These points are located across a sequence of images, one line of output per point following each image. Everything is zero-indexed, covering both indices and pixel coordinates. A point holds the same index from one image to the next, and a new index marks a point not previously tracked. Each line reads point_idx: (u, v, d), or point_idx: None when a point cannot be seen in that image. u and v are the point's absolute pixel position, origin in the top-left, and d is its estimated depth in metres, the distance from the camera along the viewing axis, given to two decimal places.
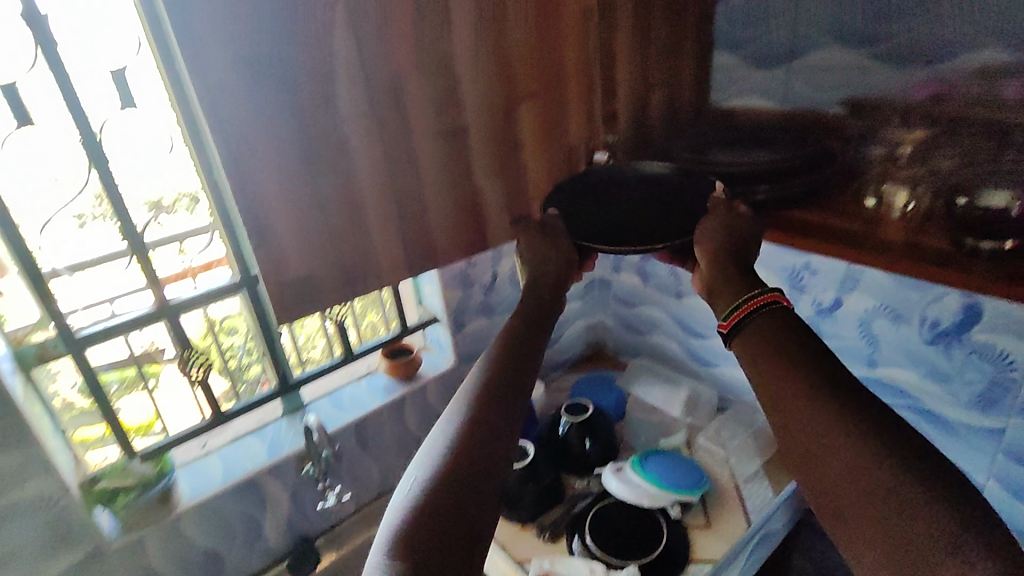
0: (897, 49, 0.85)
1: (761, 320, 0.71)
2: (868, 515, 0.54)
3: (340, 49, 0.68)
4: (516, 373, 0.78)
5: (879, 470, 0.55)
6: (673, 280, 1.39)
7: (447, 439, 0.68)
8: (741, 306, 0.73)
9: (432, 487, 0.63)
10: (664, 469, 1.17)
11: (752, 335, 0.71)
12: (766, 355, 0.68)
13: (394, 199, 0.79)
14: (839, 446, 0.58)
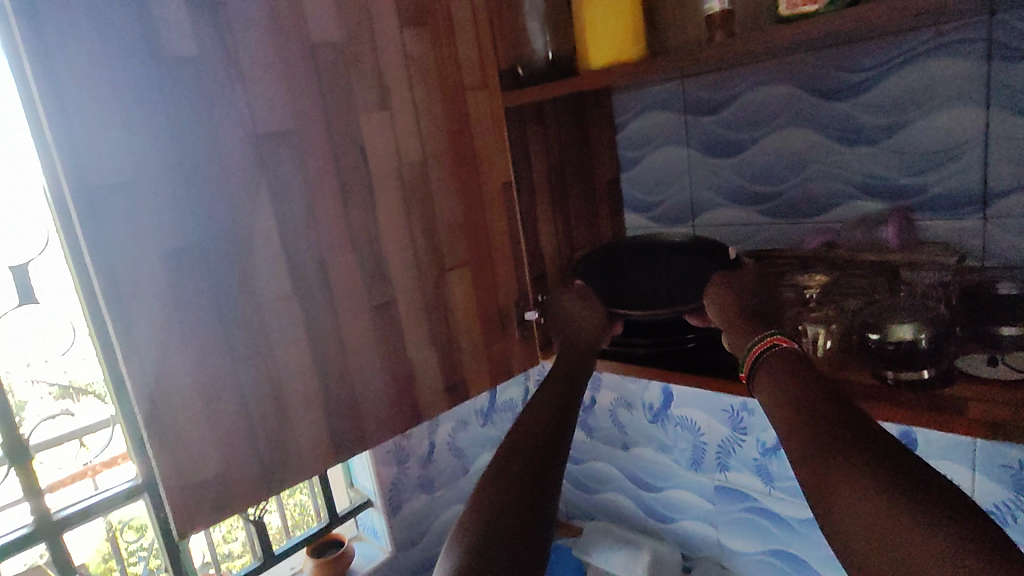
0: (781, 207, 0.97)
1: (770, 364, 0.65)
2: (862, 527, 0.46)
3: (262, 237, 0.69)
4: (553, 447, 0.67)
5: (857, 475, 0.49)
6: (618, 431, 1.35)
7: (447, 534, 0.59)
8: (760, 342, 0.69)
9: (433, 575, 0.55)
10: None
11: (770, 360, 0.66)
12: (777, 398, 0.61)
13: (321, 379, 0.75)
14: (842, 486, 0.49)
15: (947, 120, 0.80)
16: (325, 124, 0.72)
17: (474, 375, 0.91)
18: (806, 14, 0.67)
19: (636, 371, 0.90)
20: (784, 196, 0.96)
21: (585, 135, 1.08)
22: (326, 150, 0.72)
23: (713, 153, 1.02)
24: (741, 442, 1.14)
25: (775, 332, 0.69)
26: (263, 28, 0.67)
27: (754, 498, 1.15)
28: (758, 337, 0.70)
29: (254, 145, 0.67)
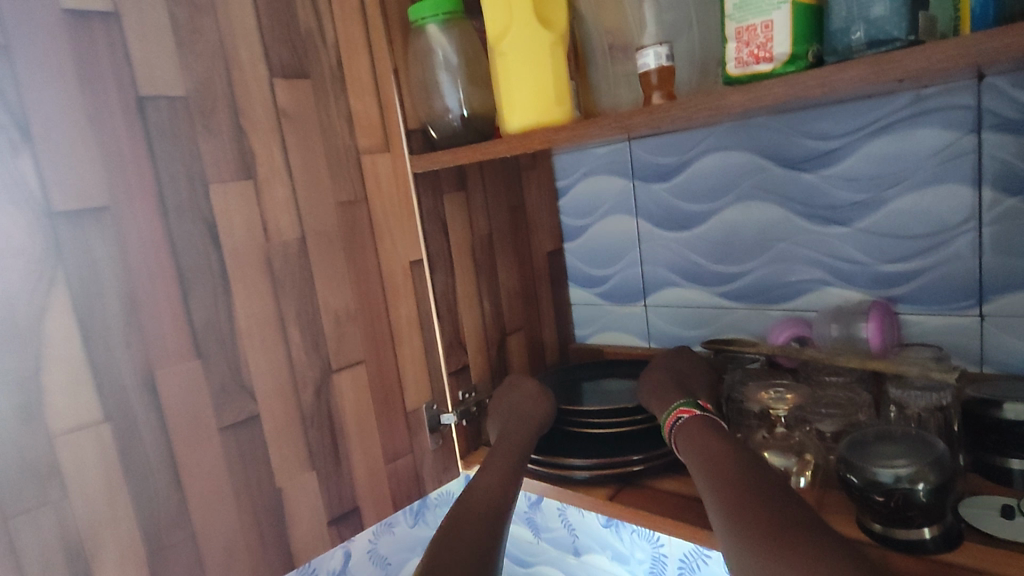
0: (744, 288, 0.83)
1: (709, 427, 0.62)
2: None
3: (54, 350, 0.51)
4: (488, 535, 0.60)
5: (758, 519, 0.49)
6: (567, 534, 1.15)
7: None
8: (667, 415, 0.66)
9: None
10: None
11: (709, 428, 0.62)
12: (714, 459, 0.57)
13: (145, 530, 0.56)
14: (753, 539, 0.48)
15: (930, 198, 0.67)
16: (159, 195, 0.57)
17: (373, 498, 0.74)
18: (760, 75, 0.54)
19: (574, 497, 0.73)
20: (745, 277, 0.82)
21: (521, 201, 0.93)
22: (158, 234, 0.57)
23: (665, 225, 0.88)
24: (706, 558, 0.96)
25: (682, 403, 0.66)
26: (66, 82, 0.52)
27: None
28: (669, 409, 0.67)
29: (47, 231, 0.51)
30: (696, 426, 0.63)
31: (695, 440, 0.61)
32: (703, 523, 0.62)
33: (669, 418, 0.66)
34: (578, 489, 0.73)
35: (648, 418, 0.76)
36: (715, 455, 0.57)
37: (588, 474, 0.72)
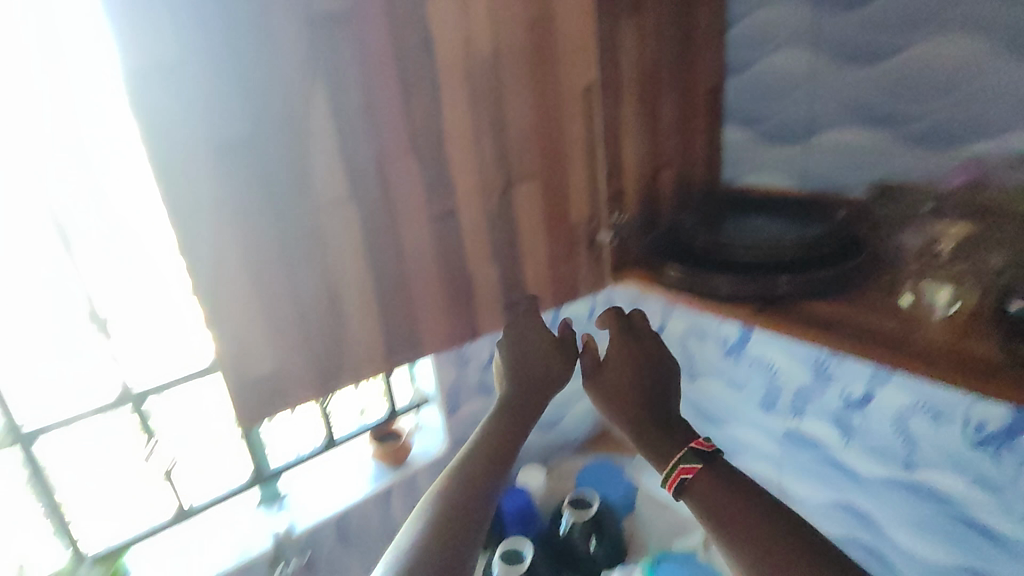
0: (926, 130, 0.80)
1: (710, 479, 0.67)
2: None
3: (315, 131, 0.63)
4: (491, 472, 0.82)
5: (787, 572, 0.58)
6: (685, 358, 1.27)
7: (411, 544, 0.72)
8: (670, 473, 0.69)
9: None
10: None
11: (708, 478, 0.67)
12: (730, 528, 0.63)
13: (378, 286, 0.72)
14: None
15: None
16: (389, 2, 0.64)
17: (538, 292, 0.87)
18: None
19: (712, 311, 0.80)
20: (926, 121, 0.80)
21: (691, 31, 0.92)
22: (388, 38, 0.65)
23: (845, 57, 0.87)
24: (823, 385, 1.04)
25: (681, 467, 0.69)
26: None
27: (820, 442, 1.08)
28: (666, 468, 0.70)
29: (309, 27, 0.61)
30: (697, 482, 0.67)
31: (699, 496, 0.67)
32: (830, 336, 0.69)
33: (671, 477, 0.69)
34: (720, 305, 0.80)
35: (793, 249, 0.80)
36: (731, 513, 0.64)
37: (729, 290, 0.79)
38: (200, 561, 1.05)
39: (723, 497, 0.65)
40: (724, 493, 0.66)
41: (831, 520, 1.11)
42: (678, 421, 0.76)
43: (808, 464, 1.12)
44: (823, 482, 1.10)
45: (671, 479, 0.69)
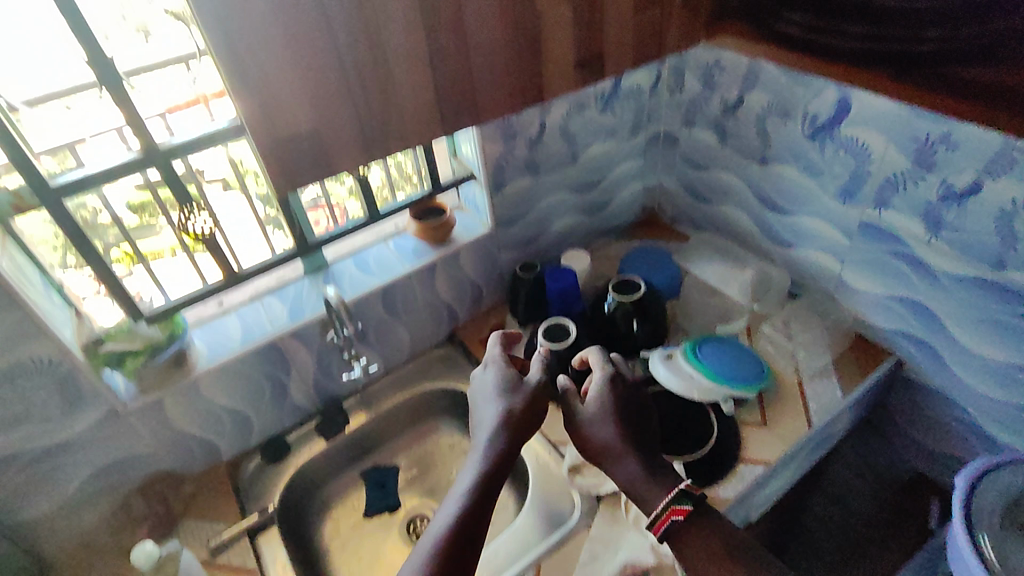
0: None
1: (703, 531, 0.76)
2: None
3: None
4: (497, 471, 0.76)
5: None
6: (761, 141, 1.12)
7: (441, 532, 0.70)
8: (663, 509, 0.77)
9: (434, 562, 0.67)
10: (719, 363, 1.07)
11: (704, 531, 0.76)
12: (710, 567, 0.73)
13: (429, 22, 0.57)
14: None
15: None
16: None
17: (615, 46, 0.72)
18: None
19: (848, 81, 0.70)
20: None
21: None
22: None
23: None
24: (925, 176, 0.91)
25: (674, 509, 0.77)
26: None
27: (899, 237, 0.99)
28: (658, 505, 0.77)
29: None
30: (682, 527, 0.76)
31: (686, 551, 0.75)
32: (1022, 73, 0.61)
33: (664, 515, 0.77)
34: (854, 69, 0.70)
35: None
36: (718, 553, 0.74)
37: (862, 42, 0.69)
38: (255, 322, 1.06)
39: (717, 549, 0.74)
40: (716, 540, 0.75)
41: (888, 316, 1.07)
42: (657, 461, 0.83)
43: (877, 262, 1.04)
44: (890, 279, 1.04)
45: (663, 517, 0.77)
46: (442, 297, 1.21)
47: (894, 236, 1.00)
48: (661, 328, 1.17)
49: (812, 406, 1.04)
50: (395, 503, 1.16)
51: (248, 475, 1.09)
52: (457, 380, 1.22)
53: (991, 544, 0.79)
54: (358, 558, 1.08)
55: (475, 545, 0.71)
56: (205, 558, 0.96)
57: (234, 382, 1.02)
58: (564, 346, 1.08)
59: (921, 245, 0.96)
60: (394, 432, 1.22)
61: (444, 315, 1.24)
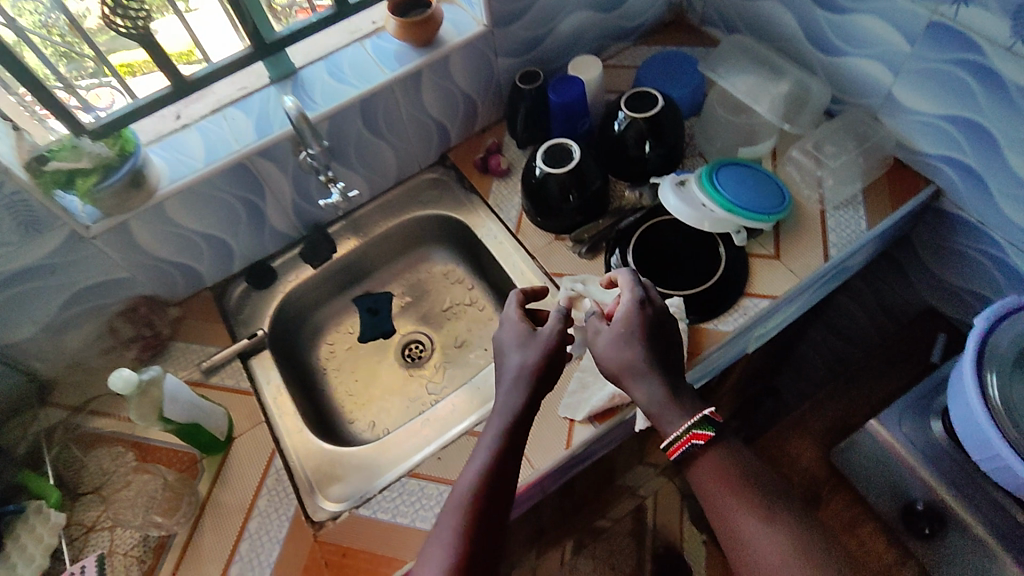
0: None
1: (723, 453, 0.72)
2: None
3: None
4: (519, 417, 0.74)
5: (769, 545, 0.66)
6: None
7: (466, 494, 0.68)
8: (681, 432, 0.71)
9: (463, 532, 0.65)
10: (735, 192, 0.95)
11: (720, 457, 0.72)
12: (722, 491, 0.70)
13: None
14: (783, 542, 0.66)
15: None
16: None
17: None
18: None
19: None
20: None
21: None
22: None
23: None
24: None
25: (694, 433, 0.71)
26: None
27: (974, 42, 0.81)
28: (673, 431, 0.72)
29: None
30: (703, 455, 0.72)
31: (699, 472, 0.73)
32: None
33: (678, 440, 0.72)
34: None
35: None
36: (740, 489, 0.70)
37: None
38: (217, 139, 0.94)
39: (732, 472, 0.71)
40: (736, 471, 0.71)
41: (937, 140, 0.94)
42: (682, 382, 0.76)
43: (940, 75, 0.88)
44: (952, 96, 0.88)
45: (677, 442, 0.72)
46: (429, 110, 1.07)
47: (969, 41, 0.82)
48: (676, 152, 1.04)
49: (832, 238, 0.95)
50: (388, 329, 1.14)
51: (235, 299, 1.06)
52: (449, 206, 1.13)
53: (997, 383, 0.79)
54: (354, 379, 1.09)
55: (510, 483, 0.70)
56: (198, 378, 0.96)
57: (204, 203, 0.94)
58: (563, 170, 0.97)
59: (1001, 54, 0.79)
60: (384, 256, 1.17)
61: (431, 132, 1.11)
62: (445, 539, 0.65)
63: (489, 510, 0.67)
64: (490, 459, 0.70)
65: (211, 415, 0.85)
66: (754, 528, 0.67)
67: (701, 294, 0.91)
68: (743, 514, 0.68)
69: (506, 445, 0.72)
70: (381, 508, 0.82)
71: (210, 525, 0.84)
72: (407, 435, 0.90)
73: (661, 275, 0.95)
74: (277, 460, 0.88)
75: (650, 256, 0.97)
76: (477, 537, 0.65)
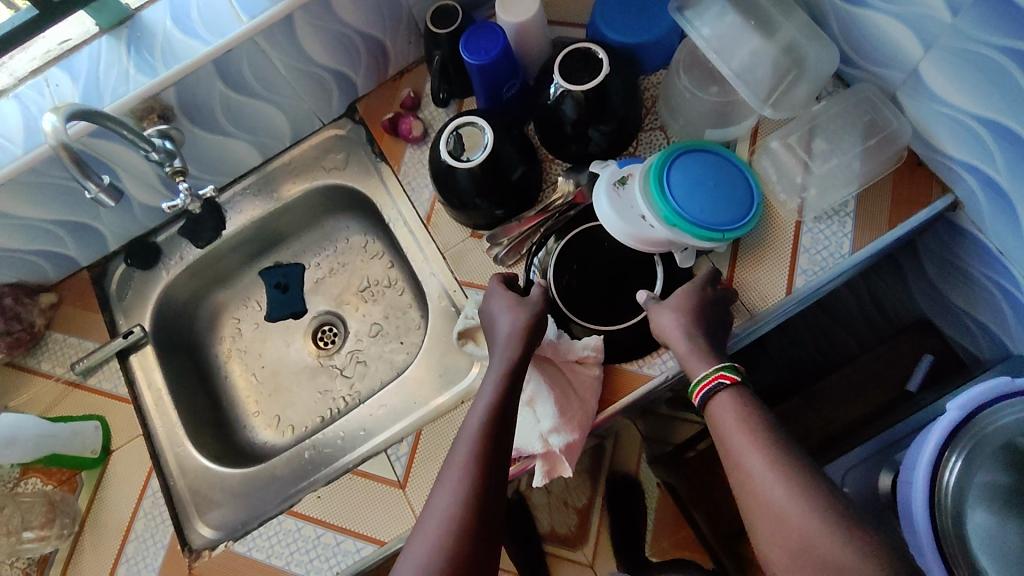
0: None
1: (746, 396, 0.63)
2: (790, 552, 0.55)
3: None
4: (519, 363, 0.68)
5: (783, 493, 0.56)
6: None
7: (470, 443, 0.63)
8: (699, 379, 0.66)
9: (470, 481, 0.61)
10: (687, 195, 0.74)
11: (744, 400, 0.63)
12: (736, 433, 0.61)
13: None
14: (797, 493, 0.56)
15: None
16: None
17: None
18: None
19: None
20: None
21: None
22: None
23: None
24: None
25: (713, 375, 0.65)
26: None
27: None
28: (698, 372, 0.66)
29: None
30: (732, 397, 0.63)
31: (712, 414, 0.64)
32: None
33: (704, 380, 0.65)
34: None
35: None
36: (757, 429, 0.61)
37: None
38: (38, 115, 0.75)
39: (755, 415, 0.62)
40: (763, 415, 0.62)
41: (965, 144, 0.70)
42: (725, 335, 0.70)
43: (983, 61, 0.63)
44: (992, 90, 0.64)
45: (702, 381, 0.65)
46: (322, 62, 0.84)
47: None
48: (628, 128, 0.82)
49: (802, 262, 0.76)
50: (300, 309, 1.02)
51: (115, 281, 0.94)
52: (356, 175, 0.94)
53: (957, 467, 0.68)
54: (258, 365, 0.99)
55: (511, 433, 0.65)
56: (73, 378, 0.88)
57: (42, 190, 0.78)
58: (471, 164, 0.77)
59: None
60: (295, 227, 1.02)
61: (332, 84, 0.89)
62: (452, 488, 0.61)
63: (494, 461, 0.62)
64: (484, 419, 0.65)
65: (69, 440, 0.80)
66: (770, 472, 0.58)
67: (625, 334, 0.77)
68: (757, 461, 0.59)
69: (503, 405, 0.66)
70: (255, 546, 0.77)
71: (88, 544, 0.81)
72: (292, 461, 0.84)
73: (584, 301, 0.79)
74: (154, 479, 0.83)
75: (576, 273, 0.80)
76: (483, 485, 0.60)
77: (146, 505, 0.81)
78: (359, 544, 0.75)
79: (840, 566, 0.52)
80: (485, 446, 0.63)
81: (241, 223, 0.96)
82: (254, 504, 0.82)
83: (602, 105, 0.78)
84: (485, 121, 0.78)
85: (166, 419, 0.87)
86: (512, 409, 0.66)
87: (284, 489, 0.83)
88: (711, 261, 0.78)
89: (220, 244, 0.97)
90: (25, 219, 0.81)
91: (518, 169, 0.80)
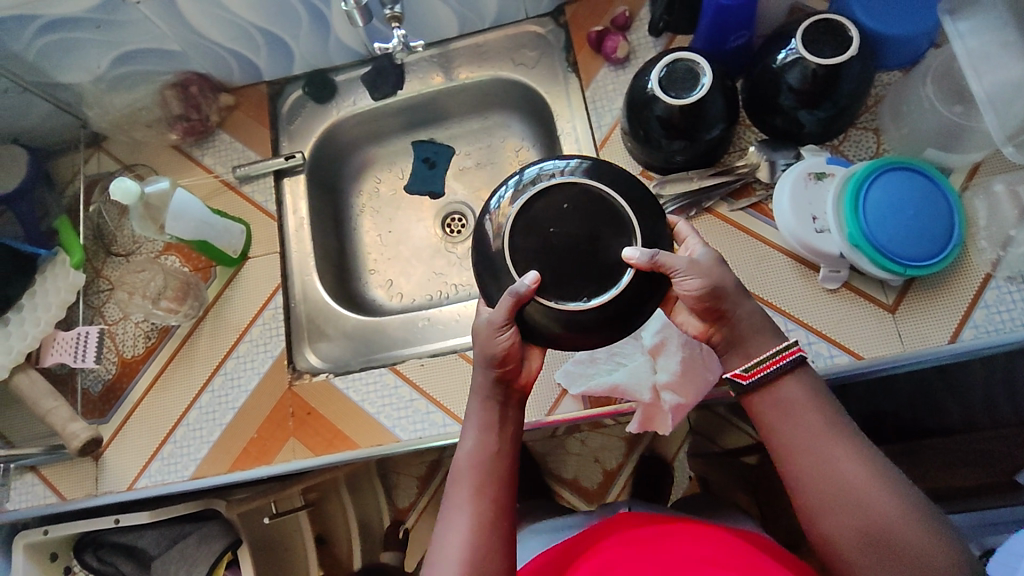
0: None
1: (808, 371, 0.61)
2: (864, 541, 0.54)
3: None
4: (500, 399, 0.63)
5: (862, 474, 0.55)
6: None
7: (466, 487, 0.60)
8: (771, 355, 0.60)
9: (474, 525, 0.58)
10: (878, 210, 0.73)
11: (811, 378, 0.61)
12: (808, 415, 0.59)
13: None
14: (863, 476, 0.55)
15: None
16: None
17: None
18: None
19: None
20: None
21: None
22: None
23: None
24: None
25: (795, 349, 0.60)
26: None
27: None
28: (770, 349, 0.60)
29: None
30: (803, 382, 0.60)
31: (769, 392, 0.60)
32: None
33: (767, 363, 0.60)
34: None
35: None
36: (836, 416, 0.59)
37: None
38: None
39: (820, 398, 0.60)
40: (824, 397, 0.60)
41: None
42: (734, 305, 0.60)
43: None
44: None
45: (764, 365, 0.60)
46: None
47: None
48: (844, 119, 0.77)
49: (978, 315, 0.72)
50: (438, 191, 1.03)
51: (288, 104, 0.97)
52: (543, 78, 0.93)
53: None
54: (387, 228, 1.02)
55: (506, 466, 0.62)
56: (230, 180, 0.93)
57: None
58: (679, 102, 0.74)
59: None
60: (462, 110, 1.02)
61: None
62: (459, 529, 0.58)
63: (498, 497, 0.60)
64: (473, 473, 0.60)
65: (220, 233, 0.84)
66: (839, 455, 0.57)
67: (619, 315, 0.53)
68: (826, 444, 0.57)
69: (488, 452, 0.61)
70: (354, 386, 0.81)
71: (208, 330, 0.86)
72: (403, 325, 0.88)
73: (555, 268, 0.53)
74: (279, 296, 0.87)
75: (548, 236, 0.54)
76: (491, 527, 0.58)
77: (264, 318, 0.86)
78: (447, 419, 0.78)
79: (908, 545, 0.53)
80: (481, 502, 0.59)
81: (418, 87, 0.97)
82: (362, 350, 0.87)
83: (830, 88, 0.73)
84: (703, 64, 0.75)
85: (302, 246, 0.91)
86: (503, 444, 0.62)
87: (392, 347, 0.87)
88: (882, 285, 0.75)
89: (391, 101, 0.98)
90: (240, 17, 0.84)
91: (719, 125, 0.77)
